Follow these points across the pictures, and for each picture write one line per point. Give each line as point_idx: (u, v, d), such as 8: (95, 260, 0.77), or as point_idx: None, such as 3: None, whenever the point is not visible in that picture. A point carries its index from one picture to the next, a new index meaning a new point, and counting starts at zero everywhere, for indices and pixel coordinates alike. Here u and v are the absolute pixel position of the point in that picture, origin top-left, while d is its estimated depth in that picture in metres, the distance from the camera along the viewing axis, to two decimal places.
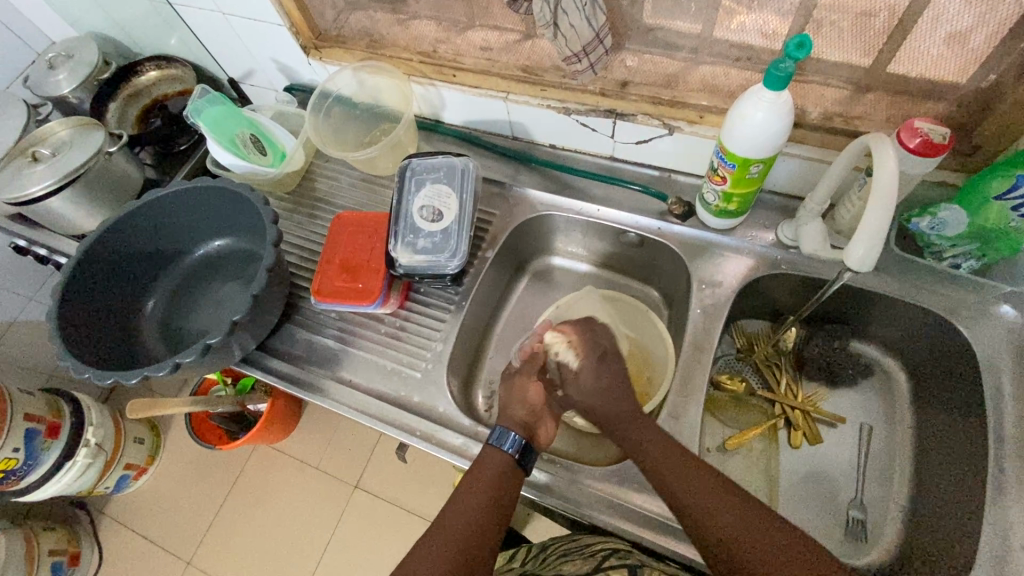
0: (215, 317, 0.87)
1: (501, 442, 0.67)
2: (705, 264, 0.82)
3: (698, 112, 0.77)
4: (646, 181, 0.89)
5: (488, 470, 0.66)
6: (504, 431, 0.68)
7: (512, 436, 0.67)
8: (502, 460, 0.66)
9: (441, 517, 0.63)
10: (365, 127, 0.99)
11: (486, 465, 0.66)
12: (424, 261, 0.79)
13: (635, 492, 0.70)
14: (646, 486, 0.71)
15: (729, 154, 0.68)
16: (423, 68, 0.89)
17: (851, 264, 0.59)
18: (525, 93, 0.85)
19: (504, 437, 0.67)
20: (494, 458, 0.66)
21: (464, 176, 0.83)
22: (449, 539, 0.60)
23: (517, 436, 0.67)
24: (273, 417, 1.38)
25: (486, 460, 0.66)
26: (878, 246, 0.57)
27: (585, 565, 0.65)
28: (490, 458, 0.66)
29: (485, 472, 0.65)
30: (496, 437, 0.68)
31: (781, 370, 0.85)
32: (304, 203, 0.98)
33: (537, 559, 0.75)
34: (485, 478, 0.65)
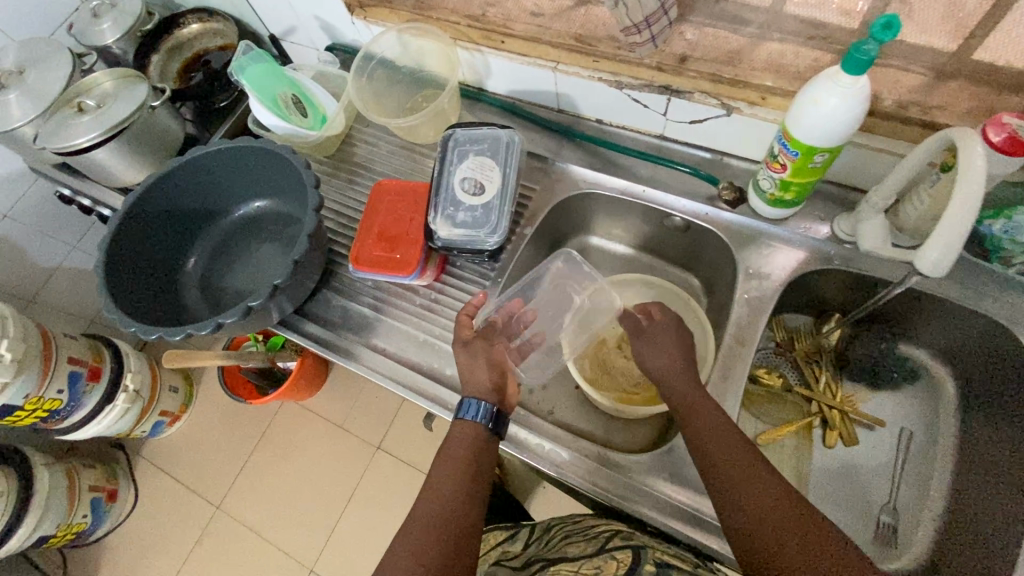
0: (255, 277, 0.87)
1: (473, 414, 0.66)
2: (753, 254, 0.79)
3: (760, 94, 0.72)
4: (696, 163, 0.85)
5: (463, 442, 0.65)
6: (473, 406, 0.66)
7: (479, 405, 0.66)
8: (478, 430, 0.66)
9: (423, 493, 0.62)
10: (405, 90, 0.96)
11: (459, 437, 0.66)
12: (463, 235, 0.77)
13: (665, 482, 0.70)
14: (676, 477, 0.70)
15: (793, 141, 0.64)
16: (469, 33, 0.86)
17: (923, 270, 0.56)
18: (576, 64, 0.81)
19: (470, 410, 0.66)
20: (469, 430, 0.66)
21: (509, 150, 0.78)
22: (428, 520, 0.59)
23: (488, 408, 0.66)
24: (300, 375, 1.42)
25: (462, 433, 0.66)
26: (952, 255, 0.54)
27: (588, 547, 0.65)
28: (464, 431, 0.66)
29: (457, 445, 0.65)
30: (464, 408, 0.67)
31: (821, 368, 0.83)
32: (343, 168, 0.96)
33: (545, 536, 0.76)
34: (459, 451, 0.65)
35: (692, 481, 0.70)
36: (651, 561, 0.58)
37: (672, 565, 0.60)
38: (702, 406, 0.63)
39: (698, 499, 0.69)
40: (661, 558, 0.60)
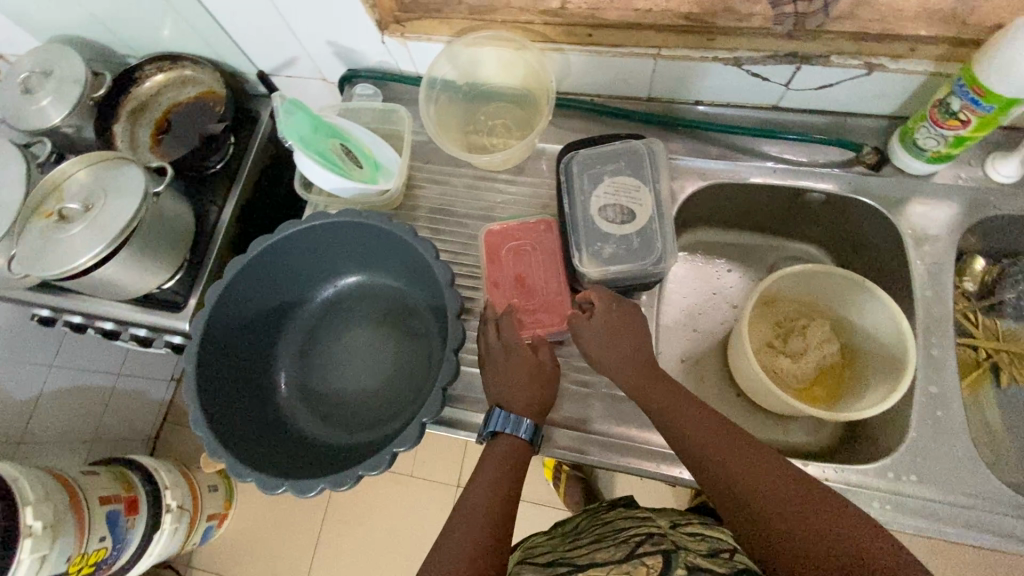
0: (369, 365, 0.73)
1: (515, 429, 0.61)
2: (910, 216, 0.74)
3: (909, 45, 0.66)
4: (817, 129, 0.78)
5: (501, 454, 0.60)
6: (513, 420, 0.61)
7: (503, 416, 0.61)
8: (515, 442, 0.61)
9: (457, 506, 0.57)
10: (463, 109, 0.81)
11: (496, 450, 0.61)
12: (622, 271, 0.66)
13: (912, 484, 0.64)
14: (922, 475, 0.64)
15: (991, 96, 0.59)
16: (548, 31, 0.73)
17: None
18: (683, 46, 0.71)
19: (508, 423, 0.61)
20: (500, 443, 0.61)
21: (654, 160, 0.67)
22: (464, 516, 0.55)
23: (529, 418, 0.62)
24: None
25: (497, 450, 0.61)
26: None
27: (620, 552, 0.63)
28: (496, 446, 0.61)
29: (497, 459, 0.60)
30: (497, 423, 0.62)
31: (976, 314, 0.81)
32: (417, 216, 0.82)
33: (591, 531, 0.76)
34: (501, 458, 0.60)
35: (942, 477, 0.64)
36: (683, 565, 0.58)
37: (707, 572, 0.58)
38: (664, 387, 0.61)
39: (950, 494, 0.63)
40: (693, 565, 0.58)
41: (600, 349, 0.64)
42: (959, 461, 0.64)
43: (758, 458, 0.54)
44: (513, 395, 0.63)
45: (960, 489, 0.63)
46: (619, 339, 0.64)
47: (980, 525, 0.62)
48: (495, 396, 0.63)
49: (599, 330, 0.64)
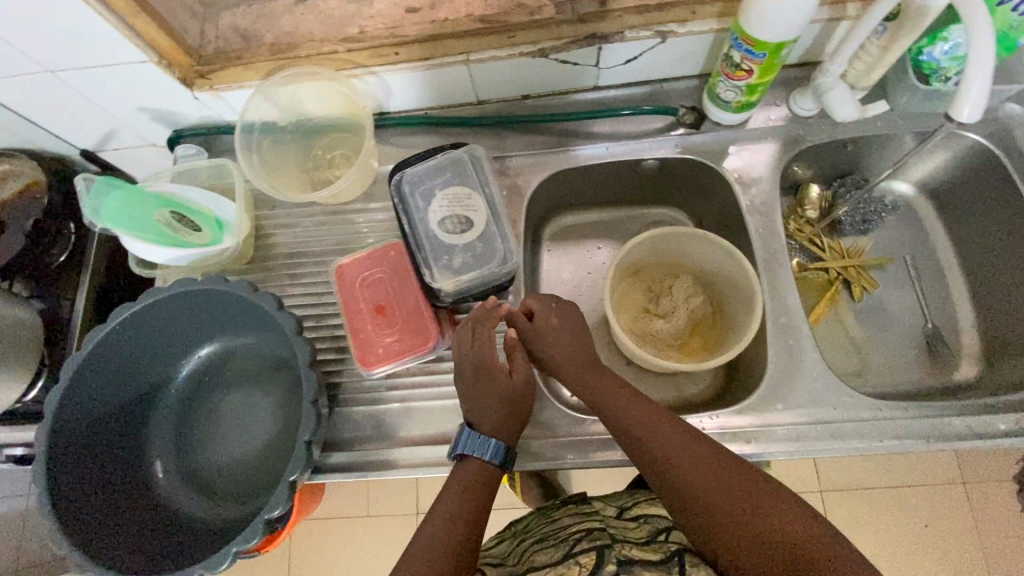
0: (246, 430, 0.71)
1: (482, 450, 0.62)
2: (735, 163, 0.78)
3: (688, 9, 0.69)
4: (639, 101, 0.81)
5: (469, 478, 0.62)
6: (487, 445, 0.62)
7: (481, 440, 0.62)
8: (485, 465, 0.62)
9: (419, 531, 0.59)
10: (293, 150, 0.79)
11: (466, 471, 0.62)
12: (473, 278, 0.67)
13: (779, 412, 0.68)
14: (787, 401, 0.68)
15: (758, 44, 0.63)
16: (354, 58, 0.73)
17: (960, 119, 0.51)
18: (488, 47, 0.73)
19: (484, 447, 0.62)
20: (471, 465, 0.62)
21: (478, 165, 0.68)
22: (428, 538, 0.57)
23: (502, 442, 0.63)
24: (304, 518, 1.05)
25: (468, 471, 0.62)
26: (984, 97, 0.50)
27: (557, 551, 0.61)
28: (468, 467, 0.62)
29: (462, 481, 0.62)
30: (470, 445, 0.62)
31: (820, 238, 0.87)
32: (273, 266, 0.80)
33: (537, 527, 0.72)
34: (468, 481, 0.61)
35: (804, 399, 0.68)
36: (614, 560, 0.57)
37: (638, 561, 0.58)
38: (621, 398, 0.64)
39: (814, 412, 0.68)
40: (625, 555, 0.58)
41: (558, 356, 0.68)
42: (816, 380, 0.69)
43: (711, 461, 0.58)
44: (486, 420, 0.63)
45: (821, 405, 0.68)
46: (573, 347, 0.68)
47: (845, 433, 0.67)
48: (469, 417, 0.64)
49: (553, 338, 0.68)
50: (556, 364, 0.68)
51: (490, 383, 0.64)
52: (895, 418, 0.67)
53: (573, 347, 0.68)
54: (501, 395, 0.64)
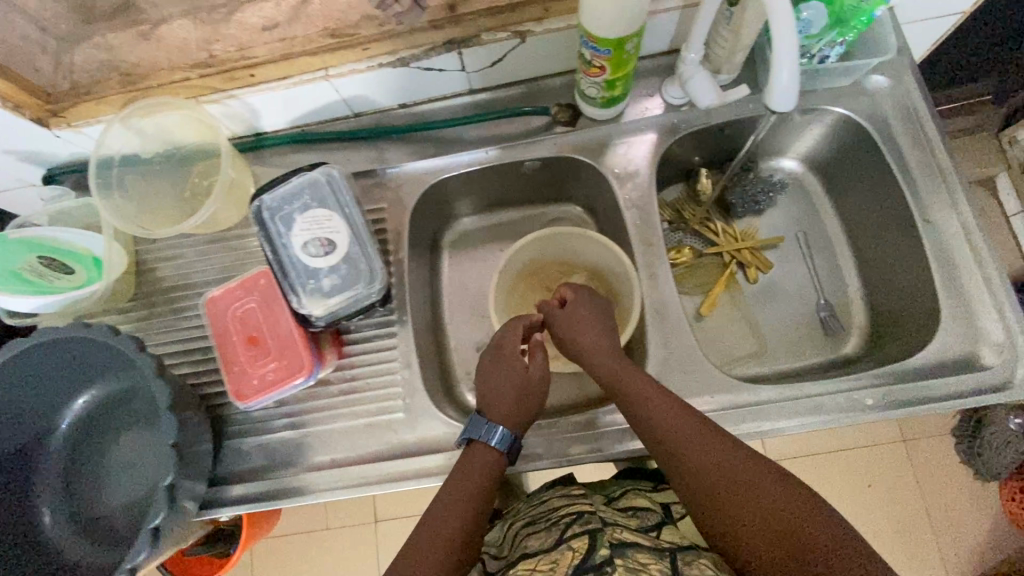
0: (133, 477, 0.70)
1: (489, 436, 0.64)
2: (613, 158, 0.78)
3: (542, 7, 0.68)
4: (516, 101, 0.80)
5: (477, 465, 0.63)
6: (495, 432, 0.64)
7: (496, 428, 0.64)
8: (489, 453, 0.64)
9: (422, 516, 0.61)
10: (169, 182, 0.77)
11: (473, 458, 0.64)
12: (342, 300, 0.66)
13: None
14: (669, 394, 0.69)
15: (600, 41, 0.62)
16: (209, 83, 0.71)
17: (774, 105, 0.52)
18: (345, 62, 0.71)
19: (491, 432, 0.64)
20: (477, 451, 0.64)
21: (335, 186, 0.66)
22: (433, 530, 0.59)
23: (509, 431, 0.65)
24: (251, 536, 1.06)
25: (473, 457, 0.64)
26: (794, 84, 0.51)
27: (548, 537, 0.58)
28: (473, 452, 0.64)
29: (472, 475, 0.63)
30: (483, 431, 0.65)
31: (714, 222, 0.88)
32: (157, 301, 0.78)
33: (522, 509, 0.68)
34: (475, 476, 0.63)
35: (684, 390, 0.69)
36: (608, 543, 0.54)
37: (632, 543, 0.55)
38: (638, 393, 0.63)
39: (695, 402, 0.68)
40: (619, 537, 0.55)
41: (586, 340, 0.67)
42: (697, 371, 0.69)
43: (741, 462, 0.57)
44: (496, 405, 0.66)
45: (702, 395, 0.68)
46: (604, 334, 0.68)
47: (728, 420, 0.67)
48: (484, 402, 0.67)
49: (578, 324, 0.69)
50: (579, 349, 0.68)
51: (508, 372, 0.67)
52: (773, 401, 0.66)
53: (599, 334, 0.68)
54: (519, 385, 0.66)
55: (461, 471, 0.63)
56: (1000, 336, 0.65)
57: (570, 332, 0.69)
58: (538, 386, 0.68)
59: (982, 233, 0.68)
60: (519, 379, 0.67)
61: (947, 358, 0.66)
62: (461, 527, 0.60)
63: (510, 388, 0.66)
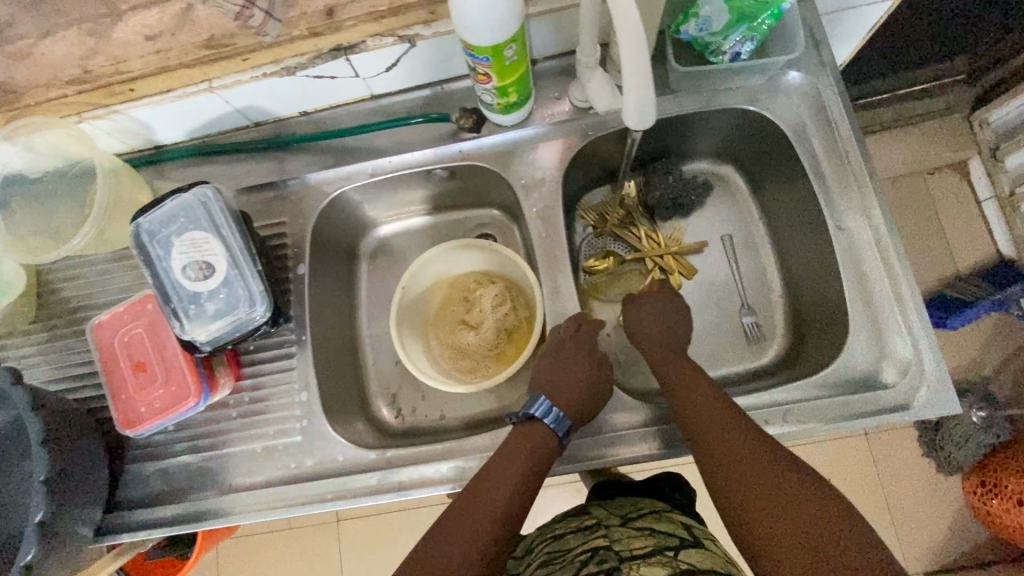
0: (22, 514, 0.66)
1: (547, 416, 0.63)
2: (520, 165, 0.75)
3: (428, 10, 0.63)
4: (421, 106, 0.77)
5: (535, 442, 0.62)
6: (557, 413, 0.63)
7: (553, 409, 0.63)
8: (547, 435, 0.63)
9: (475, 485, 0.60)
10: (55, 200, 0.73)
11: (531, 437, 0.62)
12: (225, 326, 0.64)
13: None
14: None
15: (476, 49, 0.58)
16: (88, 99, 0.67)
17: (630, 126, 0.52)
18: (227, 73, 0.67)
19: (548, 411, 0.63)
20: (536, 430, 0.63)
21: (212, 207, 0.64)
22: (483, 507, 0.58)
23: (566, 416, 0.64)
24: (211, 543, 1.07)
25: (535, 432, 0.62)
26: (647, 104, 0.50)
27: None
28: (531, 431, 0.63)
29: (528, 453, 0.61)
30: (541, 410, 0.63)
31: (638, 225, 0.84)
32: (59, 322, 0.77)
33: (540, 547, 0.68)
34: (529, 454, 0.61)
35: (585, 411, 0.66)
36: None
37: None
38: (695, 384, 0.65)
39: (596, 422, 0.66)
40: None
41: (648, 335, 0.72)
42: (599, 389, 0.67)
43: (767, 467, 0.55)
44: (561, 387, 0.66)
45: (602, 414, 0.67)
46: (669, 330, 0.72)
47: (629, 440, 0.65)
48: (548, 383, 0.67)
49: (648, 317, 0.73)
50: (644, 340, 0.72)
51: (571, 359, 0.68)
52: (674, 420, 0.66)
53: (664, 331, 0.72)
54: (576, 375, 0.67)
55: (519, 446, 0.62)
56: (906, 353, 0.62)
57: (642, 324, 0.73)
58: (594, 381, 0.67)
59: (893, 241, 0.65)
60: (568, 373, 0.67)
61: (850, 374, 0.63)
62: (507, 504, 0.58)
63: (568, 377, 0.67)
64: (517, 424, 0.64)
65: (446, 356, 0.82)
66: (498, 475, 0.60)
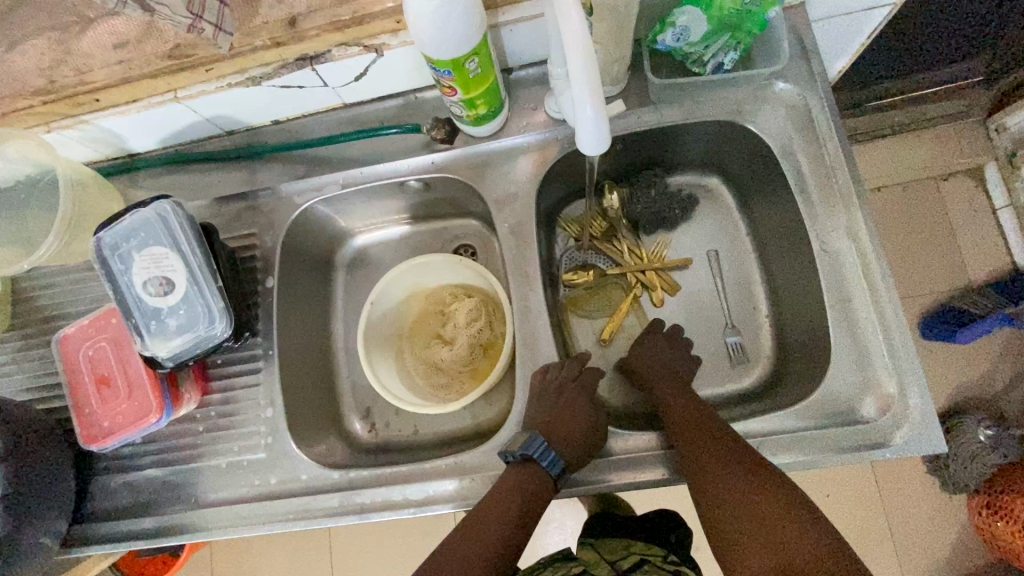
0: None
1: (547, 462, 0.61)
2: (494, 177, 0.73)
3: (393, 19, 0.61)
4: (395, 116, 0.75)
5: (529, 483, 0.60)
6: (554, 455, 0.61)
7: (553, 455, 0.61)
8: (541, 476, 0.61)
9: (467, 520, 0.60)
10: (24, 209, 0.72)
11: (526, 477, 0.60)
12: (185, 342, 0.63)
13: None
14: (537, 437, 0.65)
15: (436, 63, 0.56)
16: (53, 109, 0.67)
17: (586, 150, 0.52)
18: (192, 83, 0.66)
19: (546, 454, 0.61)
20: (531, 472, 0.61)
21: (171, 222, 0.63)
22: (474, 546, 0.58)
23: (562, 460, 0.61)
24: None
25: (530, 474, 0.61)
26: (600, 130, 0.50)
27: None
28: (525, 472, 0.61)
29: (520, 494, 0.60)
30: (540, 453, 0.61)
31: (620, 239, 0.81)
32: (32, 331, 0.77)
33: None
34: (522, 495, 0.59)
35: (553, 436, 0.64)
36: None
37: None
38: (688, 414, 0.63)
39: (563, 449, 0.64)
40: None
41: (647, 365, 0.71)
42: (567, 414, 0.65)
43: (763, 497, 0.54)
44: (562, 430, 0.63)
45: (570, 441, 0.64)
46: (671, 363, 0.71)
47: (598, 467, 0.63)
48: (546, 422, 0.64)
49: (650, 352, 0.72)
50: (644, 374, 0.71)
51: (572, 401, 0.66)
52: (645, 448, 0.63)
53: (668, 363, 0.71)
54: (577, 418, 0.65)
55: (513, 485, 0.60)
56: (890, 386, 0.59)
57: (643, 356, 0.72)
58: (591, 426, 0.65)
59: (880, 265, 0.61)
60: (570, 415, 0.65)
61: (830, 406, 0.60)
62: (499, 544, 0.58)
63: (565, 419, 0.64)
64: (512, 462, 0.62)
65: (420, 371, 0.80)
66: (501, 506, 0.59)
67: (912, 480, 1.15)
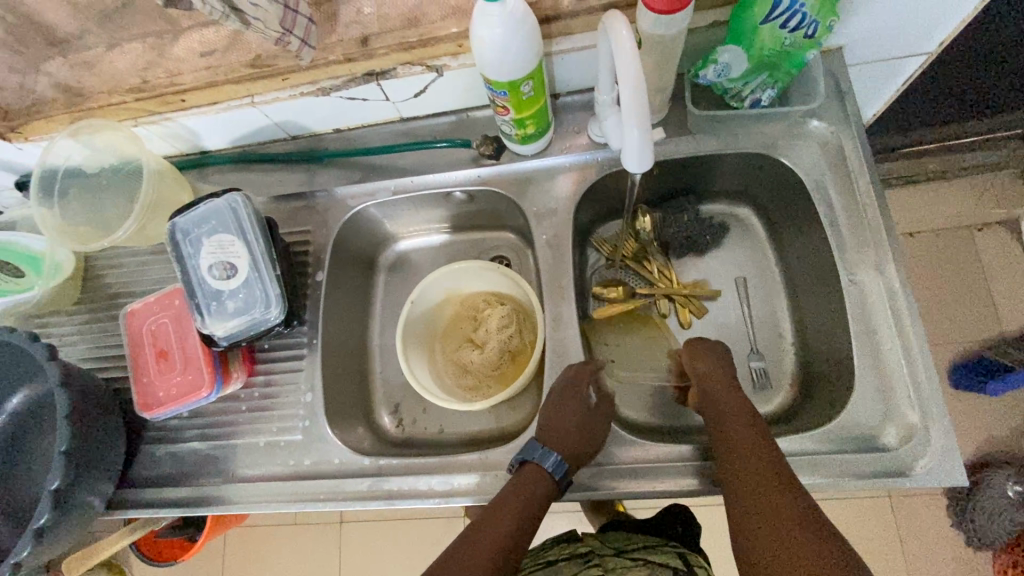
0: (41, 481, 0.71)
1: (546, 462, 0.62)
2: (535, 193, 0.77)
3: (456, 43, 0.66)
4: (447, 131, 0.80)
5: (531, 485, 0.61)
6: (555, 457, 0.62)
7: (553, 456, 0.62)
8: (545, 479, 0.62)
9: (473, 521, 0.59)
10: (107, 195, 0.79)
11: (530, 481, 0.61)
12: (241, 324, 0.68)
13: None
14: None
15: (494, 83, 0.60)
16: (144, 106, 0.74)
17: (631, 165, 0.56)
18: (269, 90, 0.73)
19: (545, 456, 0.62)
20: (537, 477, 0.62)
21: (238, 212, 0.69)
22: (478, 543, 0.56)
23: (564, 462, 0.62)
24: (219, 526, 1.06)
25: (534, 478, 0.62)
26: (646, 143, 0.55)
27: None
28: (526, 475, 0.62)
29: (525, 492, 0.60)
30: (539, 454, 0.63)
31: (651, 260, 0.84)
32: (99, 306, 0.83)
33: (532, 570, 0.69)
34: (525, 494, 0.60)
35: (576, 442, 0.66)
36: None
37: None
38: (735, 427, 0.62)
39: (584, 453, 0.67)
40: None
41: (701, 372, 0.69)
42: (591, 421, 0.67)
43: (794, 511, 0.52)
44: (559, 433, 0.64)
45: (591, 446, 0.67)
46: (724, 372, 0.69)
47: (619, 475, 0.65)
48: (548, 426, 0.65)
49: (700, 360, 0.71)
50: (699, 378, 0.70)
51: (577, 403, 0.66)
52: (664, 459, 0.65)
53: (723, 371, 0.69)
54: (582, 420, 0.65)
55: (518, 488, 0.61)
56: (913, 416, 0.60)
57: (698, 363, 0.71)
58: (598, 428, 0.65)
59: (907, 297, 0.63)
60: (575, 416, 0.65)
61: (852, 432, 0.61)
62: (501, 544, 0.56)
63: (569, 419, 0.65)
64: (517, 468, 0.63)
65: (450, 372, 0.84)
66: (511, 505, 0.59)
67: (938, 529, 1.12)
